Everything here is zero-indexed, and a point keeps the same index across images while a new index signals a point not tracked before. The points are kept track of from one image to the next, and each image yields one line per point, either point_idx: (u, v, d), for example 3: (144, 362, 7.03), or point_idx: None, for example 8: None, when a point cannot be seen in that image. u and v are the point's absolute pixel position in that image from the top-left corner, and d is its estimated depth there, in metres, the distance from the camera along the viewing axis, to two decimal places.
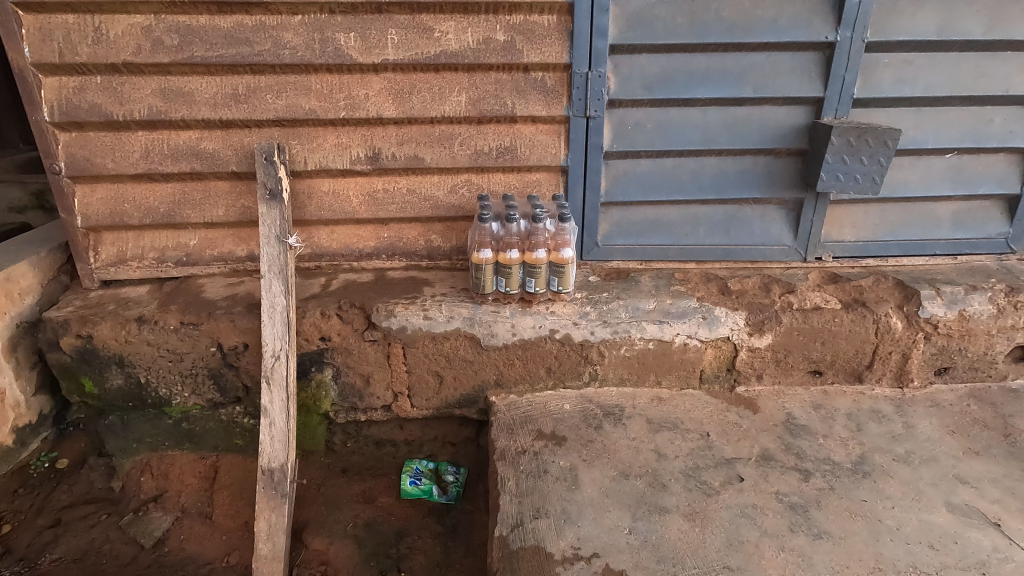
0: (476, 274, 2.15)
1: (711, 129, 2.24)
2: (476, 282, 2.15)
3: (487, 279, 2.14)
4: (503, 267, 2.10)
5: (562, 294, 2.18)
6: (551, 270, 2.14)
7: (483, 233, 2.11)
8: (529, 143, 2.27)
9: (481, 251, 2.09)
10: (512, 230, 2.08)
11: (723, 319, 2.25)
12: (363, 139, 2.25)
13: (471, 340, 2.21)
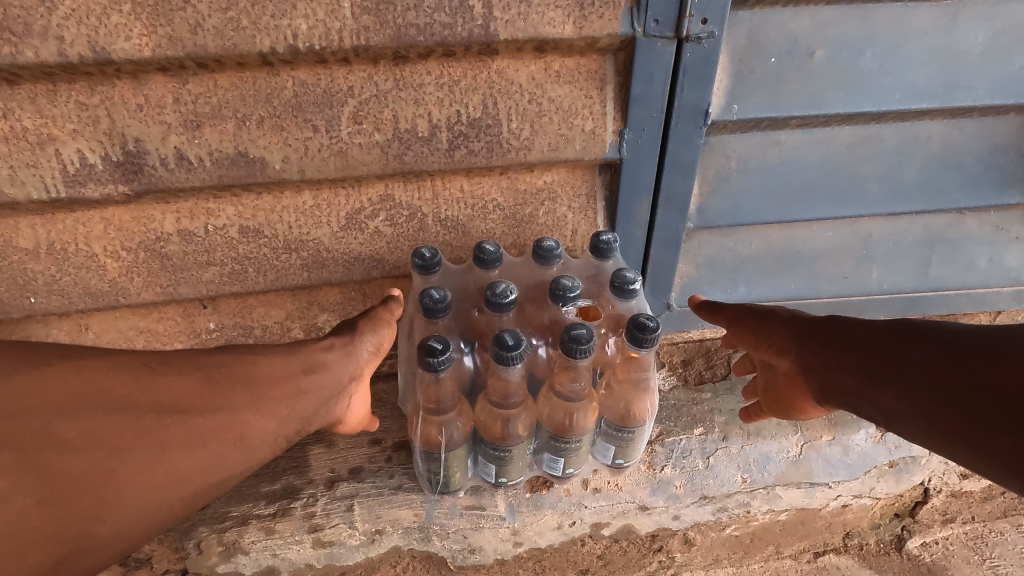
0: (426, 460, 0.90)
1: (958, 58, 0.94)
2: (427, 476, 0.92)
3: (454, 474, 0.91)
4: (492, 450, 0.87)
5: (621, 467, 0.98)
6: (603, 432, 0.91)
7: (433, 382, 0.82)
8: (530, 110, 0.91)
9: (437, 427, 0.84)
10: (512, 374, 0.81)
11: (924, 462, 1.14)
12: (84, 119, 0.83)
13: (428, 558, 1.04)
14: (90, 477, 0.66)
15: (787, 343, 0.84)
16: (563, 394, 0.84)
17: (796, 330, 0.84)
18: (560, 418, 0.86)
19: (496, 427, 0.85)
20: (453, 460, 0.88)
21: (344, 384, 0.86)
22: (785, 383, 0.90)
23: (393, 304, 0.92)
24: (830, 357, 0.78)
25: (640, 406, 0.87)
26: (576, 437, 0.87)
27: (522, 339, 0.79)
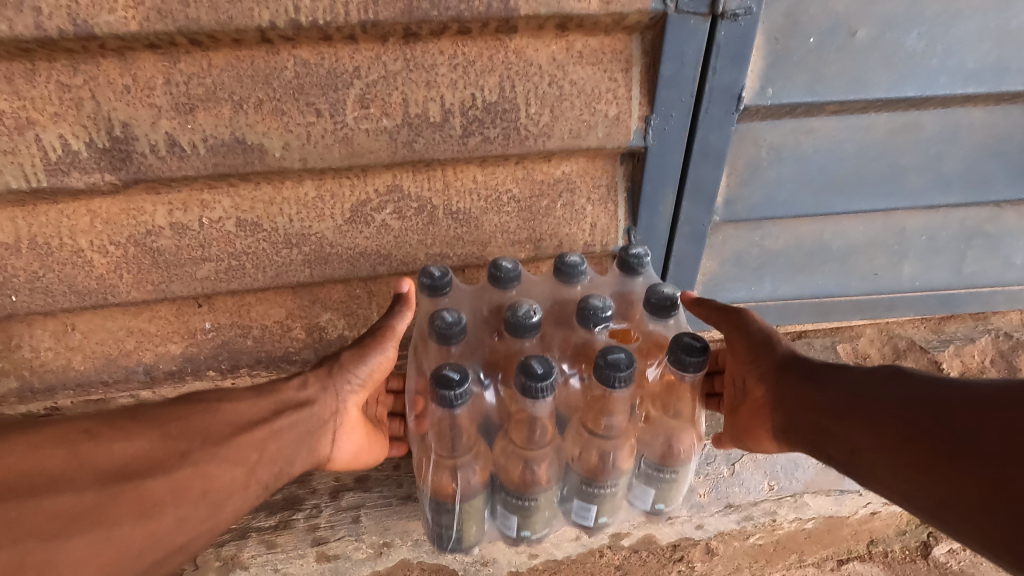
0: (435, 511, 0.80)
1: (1011, 38, 0.87)
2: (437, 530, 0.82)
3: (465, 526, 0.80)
4: (513, 498, 0.77)
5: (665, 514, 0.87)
6: (643, 476, 0.82)
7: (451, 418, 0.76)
8: (550, 94, 0.85)
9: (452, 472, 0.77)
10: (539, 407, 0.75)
11: None
12: (66, 101, 0.76)
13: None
14: (23, 561, 0.60)
15: (770, 373, 0.81)
16: (596, 431, 0.77)
17: (783, 363, 0.80)
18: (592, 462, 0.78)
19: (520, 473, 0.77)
20: (471, 508, 0.79)
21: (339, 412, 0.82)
22: (750, 410, 0.84)
23: (405, 312, 0.85)
24: (813, 393, 0.74)
25: (680, 444, 0.80)
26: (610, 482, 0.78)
27: (554, 366, 0.74)
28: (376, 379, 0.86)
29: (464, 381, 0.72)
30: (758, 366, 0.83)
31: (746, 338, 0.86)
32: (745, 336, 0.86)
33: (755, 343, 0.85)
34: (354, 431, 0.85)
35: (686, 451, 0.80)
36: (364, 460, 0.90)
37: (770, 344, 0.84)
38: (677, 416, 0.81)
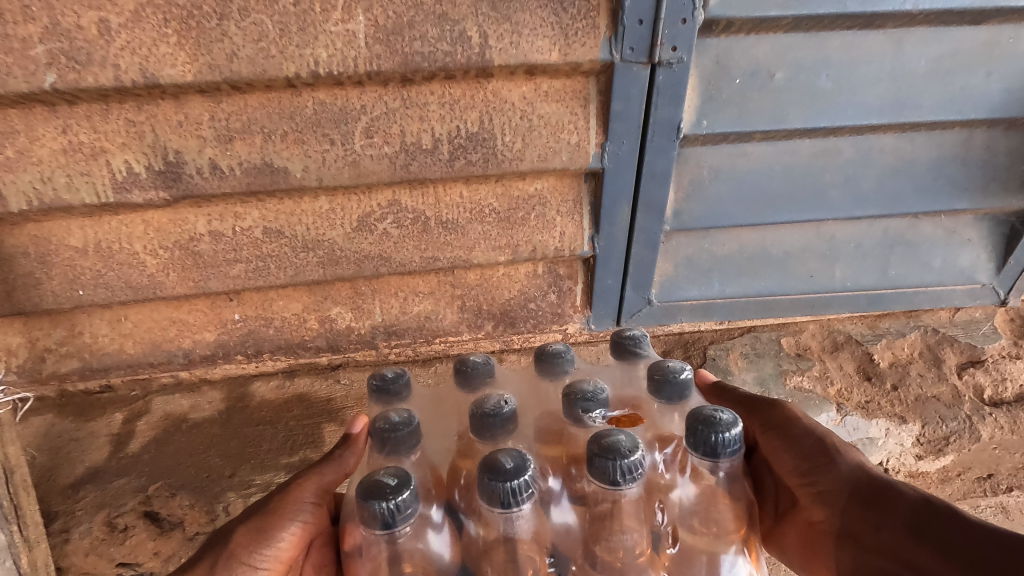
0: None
1: (907, 80, 1.05)
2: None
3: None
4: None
5: None
6: None
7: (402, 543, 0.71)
8: (522, 126, 1.03)
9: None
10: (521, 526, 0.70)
11: (880, 441, 1.27)
12: (132, 133, 0.95)
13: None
14: None
15: (830, 502, 0.82)
16: (614, 552, 0.73)
17: (844, 494, 0.81)
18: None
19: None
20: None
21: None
22: (803, 531, 0.87)
23: (347, 454, 0.85)
24: (877, 538, 0.76)
25: (715, 562, 0.75)
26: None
27: (523, 461, 0.70)
28: (286, 561, 0.79)
29: (404, 498, 0.67)
30: (814, 485, 0.84)
31: (801, 451, 0.86)
32: (800, 449, 0.87)
33: (806, 455, 0.86)
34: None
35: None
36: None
37: (824, 455, 0.85)
38: (714, 537, 0.76)
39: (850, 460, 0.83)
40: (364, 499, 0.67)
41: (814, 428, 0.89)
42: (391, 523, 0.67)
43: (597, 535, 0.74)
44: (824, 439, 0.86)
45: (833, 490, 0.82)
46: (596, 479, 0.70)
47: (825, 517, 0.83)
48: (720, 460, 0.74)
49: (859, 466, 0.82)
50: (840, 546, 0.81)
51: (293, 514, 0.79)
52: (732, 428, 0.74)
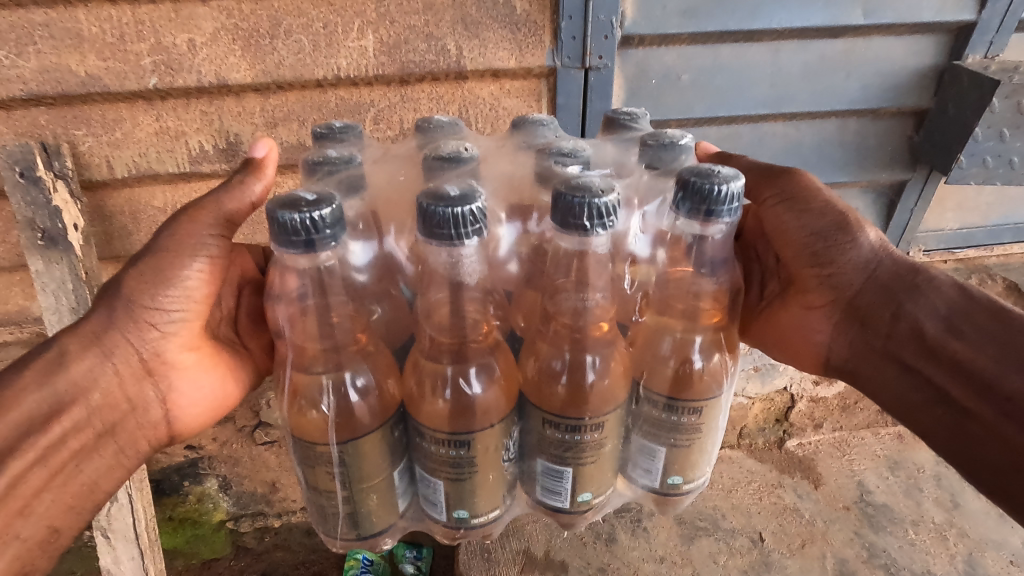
0: (347, 499, 0.78)
1: (784, 80, 1.38)
2: (324, 492, 0.78)
3: (373, 511, 0.80)
4: (450, 463, 0.77)
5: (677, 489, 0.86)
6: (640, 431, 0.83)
7: (325, 275, 0.79)
8: (491, 116, 1.37)
9: (347, 382, 0.75)
10: (465, 267, 0.75)
11: (782, 369, 1.58)
12: (205, 121, 1.30)
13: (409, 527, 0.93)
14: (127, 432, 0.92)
15: (848, 277, 0.92)
16: (575, 323, 0.77)
17: (873, 279, 0.91)
18: (567, 398, 0.76)
19: (458, 414, 0.74)
20: (387, 470, 0.79)
21: (176, 358, 0.94)
22: (794, 299, 0.99)
23: (255, 191, 0.96)
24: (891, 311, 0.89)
25: (688, 355, 0.80)
26: (591, 421, 0.77)
27: (471, 195, 0.71)
28: (199, 303, 0.92)
29: (318, 224, 0.69)
30: (827, 268, 0.93)
31: (820, 235, 0.93)
32: (821, 216, 0.93)
33: (818, 232, 0.93)
34: (203, 375, 0.98)
35: (708, 368, 0.80)
36: (228, 396, 1.03)
37: (842, 234, 0.92)
38: (661, 284, 0.85)
39: (868, 240, 0.92)
40: (280, 221, 0.69)
41: (831, 201, 0.95)
42: (316, 243, 0.70)
43: (551, 292, 0.78)
44: (845, 218, 0.93)
45: (849, 267, 0.92)
46: (565, 233, 0.72)
47: (829, 295, 0.94)
48: (720, 220, 0.74)
49: (875, 247, 0.91)
50: (841, 320, 0.94)
51: (183, 270, 0.89)
52: (731, 205, 0.74)
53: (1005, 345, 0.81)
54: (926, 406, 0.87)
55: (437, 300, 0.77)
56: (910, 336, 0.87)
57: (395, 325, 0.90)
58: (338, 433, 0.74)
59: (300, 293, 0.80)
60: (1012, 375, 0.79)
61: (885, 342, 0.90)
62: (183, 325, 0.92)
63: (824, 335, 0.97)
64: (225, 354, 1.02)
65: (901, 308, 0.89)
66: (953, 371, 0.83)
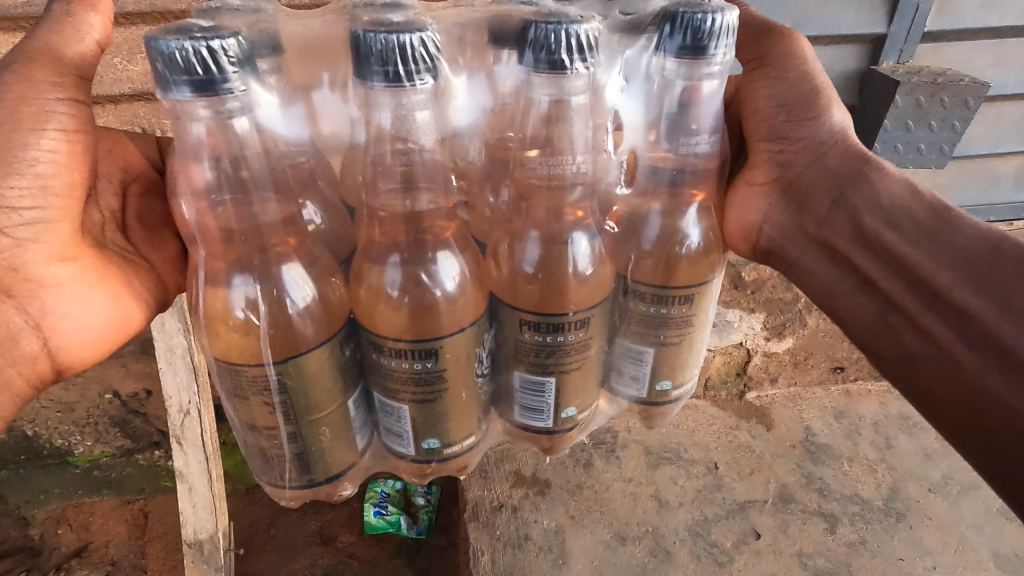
0: (293, 439, 0.90)
1: None
2: (265, 431, 0.89)
3: (322, 451, 0.93)
4: (414, 376, 0.87)
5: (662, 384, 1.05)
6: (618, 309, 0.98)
7: (240, 153, 0.82)
8: None
9: (283, 295, 0.83)
10: (417, 127, 0.81)
11: (736, 324, 1.89)
12: None
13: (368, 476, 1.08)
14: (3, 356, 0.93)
15: (809, 150, 1.03)
16: (557, 202, 0.88)
17: (824, 162, 1.02)
18: (546, 294, 0.88)
19: (419, 317, 0.83)
20: (342, 393, 0.90)
21: (45, 273, 0.93)
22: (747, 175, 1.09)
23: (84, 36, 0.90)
24: (836, 199, 1.02)
25: (682, 242, 0.95)
26: (575, 317, 0.89)
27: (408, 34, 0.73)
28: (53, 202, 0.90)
29: (213, 57, 0.69)
30: (780, 146, 1.04)
31: (788, 106, 1.03)
32: (790, 87, 1.03)
33: (783, 104, 1.03)
34: (88, 293, 0.98)
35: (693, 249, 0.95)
36: (124, 319, 1.04)
37: (807, 112, 1.02)
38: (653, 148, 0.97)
39: (829, 122, 1.02)
40: (167, 54, 0.68)
41: (810, 75, 1.03)
42: (218, 83, 0.71)
43: (520, 164, 0.88)
44: (814, 95, 1.03)
45: (803, 144, 1.03)
46: (541, 72, 0.77)
47: (775, 172, 1.05)
48: (713, 58, 0.85)
49: (835, 130, 1.02)
50: (779, 200, 1.06)
51: (31, 145, 0.86)
52: (721, 39, 0.84)
53: (939, 242, 0.94)
54: (850, 292, 1.03)
55: (386, 191, 0.84)
56: (846, 224, 1.01)
57: (338, 234, 0.99)
58: (272, 350, 0.83)
59: (219, 184, 0.84)
60: (941, 272, 0.93)
61: (819, 227, 1.04)
62: (39, 227, 0.90)
63: (761, 210, 1.07)
64: (107, 265, 1.02)
65: (842, 194, 1.01)
66: (881, 261, 0.98)
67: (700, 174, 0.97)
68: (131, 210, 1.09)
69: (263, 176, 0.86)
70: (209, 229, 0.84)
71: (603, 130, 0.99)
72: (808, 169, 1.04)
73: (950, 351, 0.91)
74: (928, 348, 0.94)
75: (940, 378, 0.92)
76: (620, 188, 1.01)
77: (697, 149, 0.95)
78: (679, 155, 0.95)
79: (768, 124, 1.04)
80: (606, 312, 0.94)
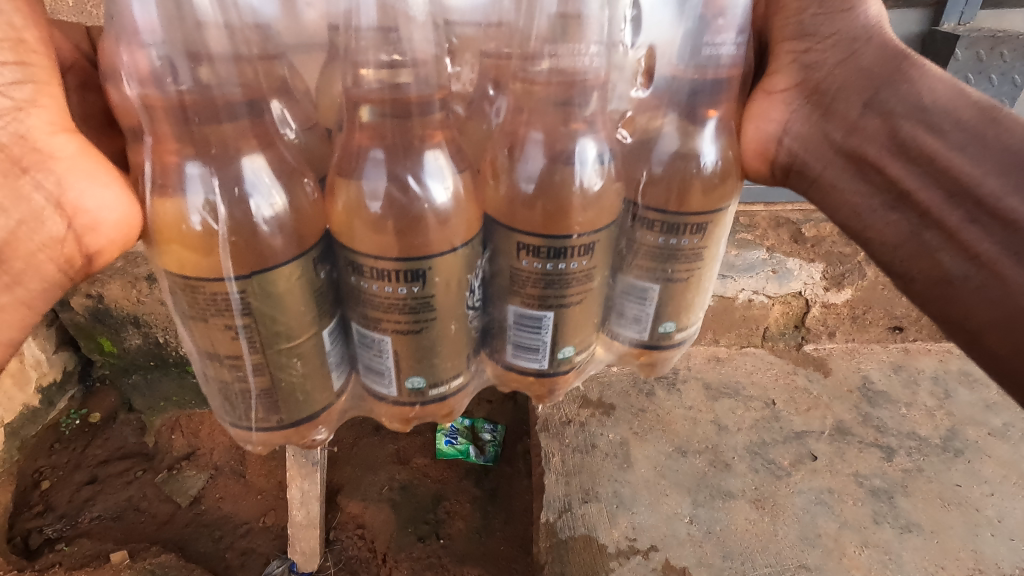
0: (260, 371, 0.73)
1: None
2: (228, 361, 0.73)
3: (294, 389, 0.76)
4: (407, 304, 0.71)
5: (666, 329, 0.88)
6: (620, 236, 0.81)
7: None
8: None
9: (246, 197, 0.65)
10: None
11: (796, 272, 1.98)
12: None
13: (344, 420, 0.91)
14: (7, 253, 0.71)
15: (840, 52, 0.85)
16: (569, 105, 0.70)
17: (861, 68, 0.85)
18: (548, 215, 0.71)
19: (406, 229, 0.67)
20: (317, 321, 0.74)
21: (48, 143, 0.72)
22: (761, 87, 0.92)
23: None
24: (874, 108, 0.85)
25: (695, 161, 0.77)
26: (579, 241, 0.72)
27: None
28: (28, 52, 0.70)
29: None
30: (803, 47, 0.86)
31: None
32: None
33: None
34: (97, 170, 0.74)
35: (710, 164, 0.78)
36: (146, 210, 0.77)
37: (840, 3, 0.84)
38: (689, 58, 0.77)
39: (863, 17, 0.85)
40: None
41: None
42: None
43: (523, 67, 0.70)
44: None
45: (833, 41, 0.85)
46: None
47: (798, 77, 0.88)
48: None
49: (874, 27, 0.85)
50: (802, 108, 0.89)
51: None
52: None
53: (985, 145, 0.81)
54: (879, 211, 0.89)
55: (369, 82, 0.65)
56: (880, 130, 0.85)
57: (315, 154, 0.81)
58: (233, 262, 0.66)
59: (166, 67, 0.63)
60: (987, 180, 0.81)
61: (848, 135, 0.88)
62: (30, 86, 0.70)
63: (782, 118, 0.90)
64: (107, 159, 0.79)
65: (876, 96, 0.85)
66: (920, 171, 0.84)
67: (722, 86, 0.78)
68: (83, 108, 0.84)
69: (227, 60, 0.66)
70: (155, 118, 0.64)
71: (623, 24, 0.81)
72: (839, 71, 0.86)
73: (995, 267, 0.81)
74: (970, 267, 0.83)
75: (983, 298, 0.82)
76: (636, 95, 0.82)
77: (722, 52, 0.76)
78: (700, 59, 0.76)
79: (795, 21, 0.86)
80: (612, 238, 0.77)
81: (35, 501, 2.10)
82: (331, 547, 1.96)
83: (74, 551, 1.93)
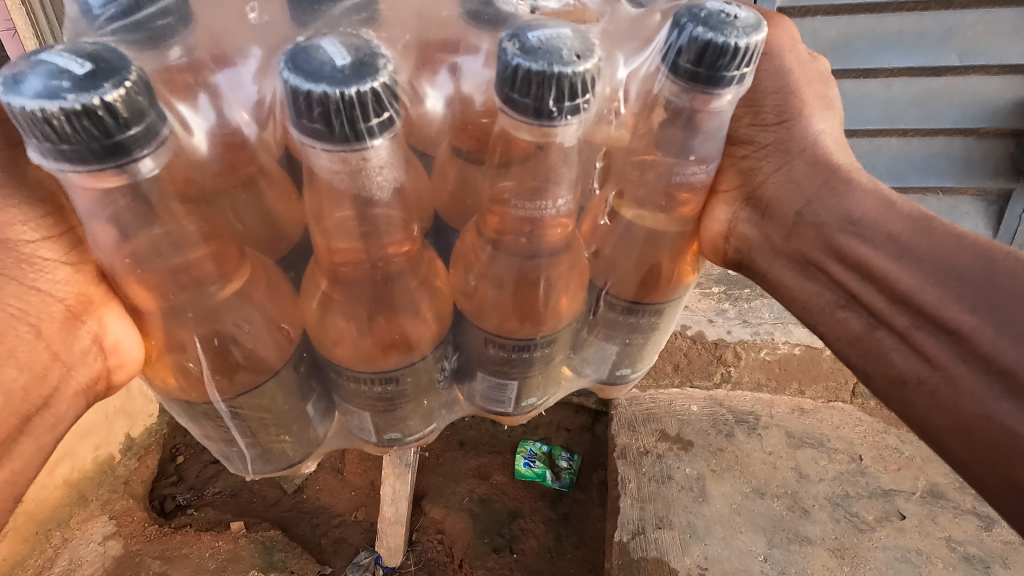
0: (253, 445, 0.81)
1: (895, 104, 1.95)
2: (222, 439, 0.80)
3: (282, 452, 0.84)
4: (382, 398, 0.77)
5: (624, 375, 0.97)
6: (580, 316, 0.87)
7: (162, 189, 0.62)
8: None
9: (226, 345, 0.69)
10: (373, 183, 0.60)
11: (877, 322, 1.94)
12: None
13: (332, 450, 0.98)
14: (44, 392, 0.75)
15: (779, 154, 0.92)
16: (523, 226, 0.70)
17: (800, 178, 0.90)
18: (522, 321, 0.76)
19: (384, 349, 0.73)
20: (301, 401, 0.79)
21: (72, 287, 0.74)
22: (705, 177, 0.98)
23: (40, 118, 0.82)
24: (813, 216, 0.89)
25: (661, 253, 0.81)
26: (543, 338, 0.78)
27: (350, 79, 0.54)
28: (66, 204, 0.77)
29: (95, 118, 0.51)
30: (743, 155, 0.94)
31: (756, 105, 0.92)
32: (765, 85, 0.92)
33: (753, 103, 0.92)
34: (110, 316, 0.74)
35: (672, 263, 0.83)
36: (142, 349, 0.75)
37: (779, 112, 0.92)
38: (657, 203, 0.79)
39: (805, 127, 0.91)
40: (36, 121, 0.51)
41: (787, 70, 0.92)
42: (117, 146, 0.53)
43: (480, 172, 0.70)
44: (788, 96, 0.91)
45: (770, 150, 0.93)
46: (523, 118, 0.59)
47: (739, 180, 0.95)
48: (724, 94, 0.66)
49: (811, 135, 0.91)
50: (744, 210, 0.95)
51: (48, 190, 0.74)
52: (743, 65, 0.63)
53: (919, 256, 0.81)
54: (829, 309, 0.91)
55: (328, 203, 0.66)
56: (815, 240, 0.89)
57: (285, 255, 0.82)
58: (220, 391, 0.72)
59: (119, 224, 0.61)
60: (926, 289, 0.80)
61: (789, 240, 0.93)
62: None
63: (728, 217, 0.95)
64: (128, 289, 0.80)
65: (808, 208, 0.90)
66: (858, 277, 0.86)
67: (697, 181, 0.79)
68: None
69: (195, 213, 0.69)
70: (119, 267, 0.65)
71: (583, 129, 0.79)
72: (775, 178, 0.92)
73: (948, 372, 0.78)
74: (923, 370, 0.80)
75: (936, 403, 0.79)
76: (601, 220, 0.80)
77: (695, 179, 0.76)
78: (672, 184, 0.76)
79: (734, 127, 0.93)
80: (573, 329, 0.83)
81: (170, 471, 2.20)
82: (412, 547, 2.08)
83: (201, 516, 2.09)
